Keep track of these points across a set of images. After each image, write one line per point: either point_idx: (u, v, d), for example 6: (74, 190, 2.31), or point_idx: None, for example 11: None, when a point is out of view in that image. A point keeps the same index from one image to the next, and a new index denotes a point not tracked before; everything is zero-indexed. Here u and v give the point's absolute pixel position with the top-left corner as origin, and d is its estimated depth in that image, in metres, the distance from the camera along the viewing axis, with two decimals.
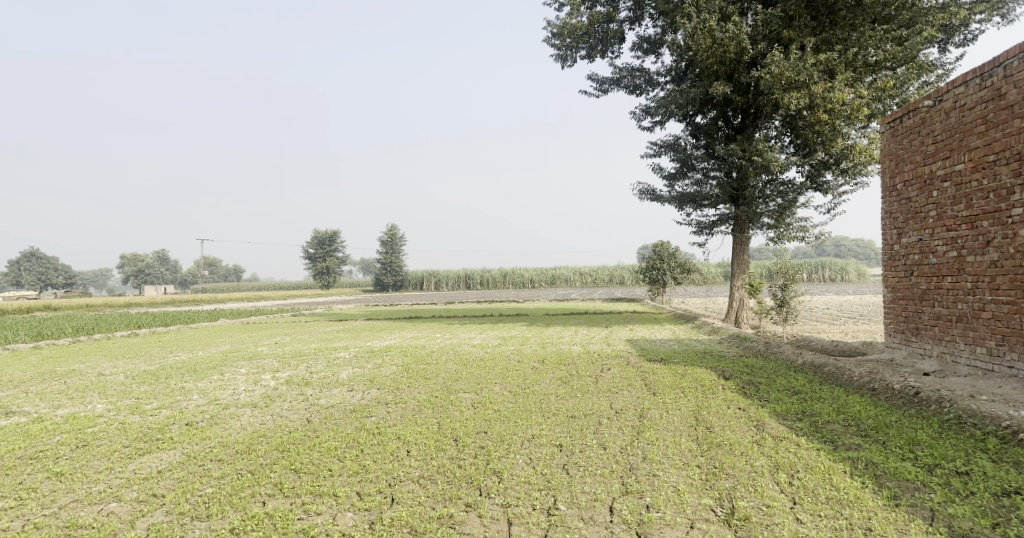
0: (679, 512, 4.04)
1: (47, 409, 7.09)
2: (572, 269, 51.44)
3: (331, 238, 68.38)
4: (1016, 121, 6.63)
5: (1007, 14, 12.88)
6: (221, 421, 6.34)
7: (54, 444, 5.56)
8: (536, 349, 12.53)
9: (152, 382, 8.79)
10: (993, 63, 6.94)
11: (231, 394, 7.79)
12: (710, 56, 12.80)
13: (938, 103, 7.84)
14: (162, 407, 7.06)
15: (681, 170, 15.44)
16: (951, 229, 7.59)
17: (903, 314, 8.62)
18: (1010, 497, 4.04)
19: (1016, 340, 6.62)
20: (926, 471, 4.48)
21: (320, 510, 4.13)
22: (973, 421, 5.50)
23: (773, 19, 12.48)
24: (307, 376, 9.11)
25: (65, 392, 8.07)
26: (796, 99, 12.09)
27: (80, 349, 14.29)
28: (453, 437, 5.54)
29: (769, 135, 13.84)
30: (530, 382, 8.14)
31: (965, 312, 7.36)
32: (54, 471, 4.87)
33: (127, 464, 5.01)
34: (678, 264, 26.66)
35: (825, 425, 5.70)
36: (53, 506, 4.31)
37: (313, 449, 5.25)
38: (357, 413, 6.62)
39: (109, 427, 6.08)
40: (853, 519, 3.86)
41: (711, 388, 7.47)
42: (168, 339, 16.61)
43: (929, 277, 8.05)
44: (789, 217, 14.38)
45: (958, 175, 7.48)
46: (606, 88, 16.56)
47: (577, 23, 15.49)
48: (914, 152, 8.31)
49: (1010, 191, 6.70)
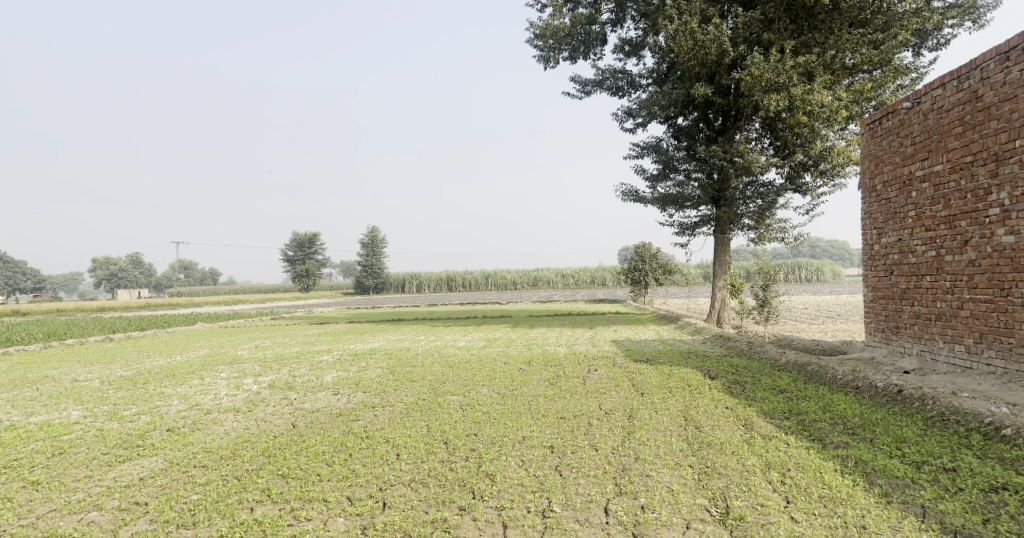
0: (674, 512, 4.03)
1: (20, 416, 6.86)
2: (555, 270, 51.61)
3: (312, 241, 67.78)
4: (993, 122, 6.80)
5: (978, 19, 13.25)
6: (204, 427, 6.18)
7: (29, 452, 5.35)
8: (521, 350, 12.49)
9: (130, 387, 8.56)
10: (970, 66, 7.11)
11: (213, 399, 7.61)
12: (692, 58, 12.92)
13: (916, 105, 8.00)
14: (142, 412, 6.88)
15: (663, 172, 15.55)
16: (930, 229, 7.75)
17: (883, 313, 8.77)
18: (998, 493, 4.11)
19: (994, 337, 6.78)
20: (915, 468, 4.54)
21: (310, 516, 4.03)
22: (957, 418, 5.60)
23: (753, 21, 12.66)
24: (290, 380, 8.95)
25: (38, 398, 7.81)
26: (776, 101, 12.27)
27: (52, 354, 13.87)
28: (443, 440, 5.47)
29: (750, 136, 14.03)
30: (518, 384, 8.11)
31: (944, 311, 7.51)
32: (30, 479, 4.68)
33: (107, 472, 4.84)
34: (659, 265, 26.86)
35: (812, 423, 5.75)
36: (29, 516, 4.14)
37: (301, 453, 5.14)
38: (344, 417, 6.51)
39: (87, 434, 5.88)
40: (847, 517, 3.89)
41: (698, 387, 7.51)
42: (144, 343, 16.21)
43: (908, 276, 8.20)
44: (769, 218, 14.60)
45: (936, 176, 7.64)
46: (588, 90, 16.65)
47: (560, 24, 15.53)
48: (893, 153, 8.47)
49: (987, 192, 6.86)
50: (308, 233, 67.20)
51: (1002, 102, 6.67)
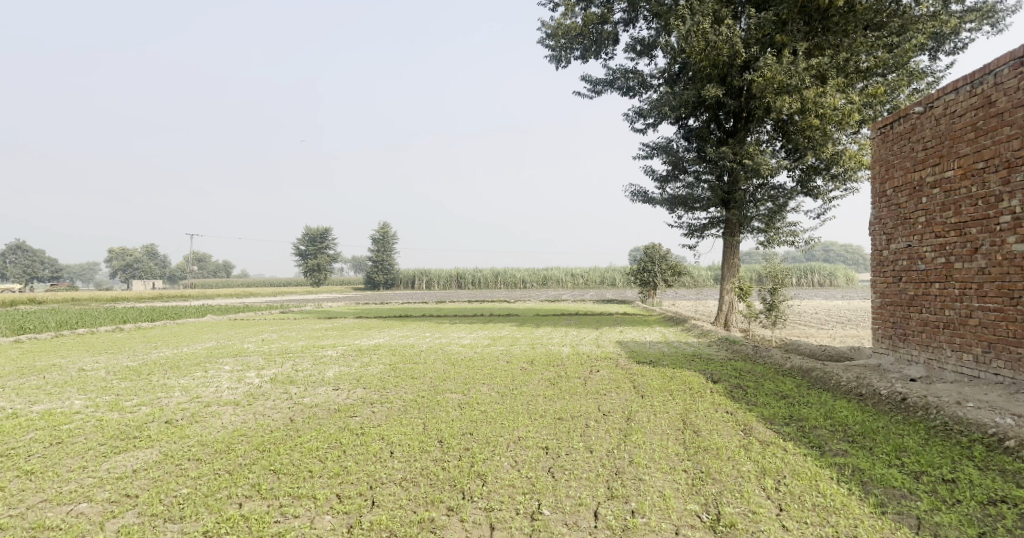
0: (664, 517, 3.98)
1: (24, 405, 6.93)
2: (564, 270, 51.50)
3: (322, 236, 68.09)
4: (1005, 129, 6.65)
5: (997, 24, 12.99)
6: (202, 420, 6.21)
7: (28, 441, 5.41)
8: (525, 349, 12.46)
9: (134, 378, 8.63)
10: (984, 70, 6.95)
11: (213, 392, 7.64)
12: (704, 59, 12.78)
13: (928, 109, 7.86)
14: (143, 404, 6.92)
15: (673, 173, 15.46)
16: (939, 235, 7.61)
17: (891, 320, 8.63)
18: (996, 506, 4.02)
19: (1003, 346, 6.64)
20: (913, 478, 4.46)
21: (297, 513, 4.03)
22: (959, 428, 5.49)
23: (766, 22, 12.49)
24: (292, 374, 8.98)
25: (43, 387, 7.91)
26: (787, 104, 12.11)
27: (62, 343, 14.03)
28: (438, 439, 5.46)
29: (761, 139, 13.88)
30: (518, 383, 8.08)
31: (953, 318, 7.37)
32: (25, 468, 4.73)
33: (101, 463, 4.87)
34: (669, 266, 26.68)
35: (812, 430, 5.67)
36: (20, 506, 4.18)
37: (295, 449, 5.15)
38: (341, 412, 6.53)
39: (86, 424, 5.93)
40: (839, 527, 3.82)
41: (699, 391, 7.43)
42: (152, 334, 16.40)
43: (917, 283, 8.06)
44: (779, 222, 14.45)
45: (947, 182, 7.49)
46: (599, 89, 16.57)
47: (571, 24, 15.46)
48: (904, 158, 8.33)
49: (998, 199, 6.72)
50: (320, 227, 67.58)
51: (1016, 108, 6.51)
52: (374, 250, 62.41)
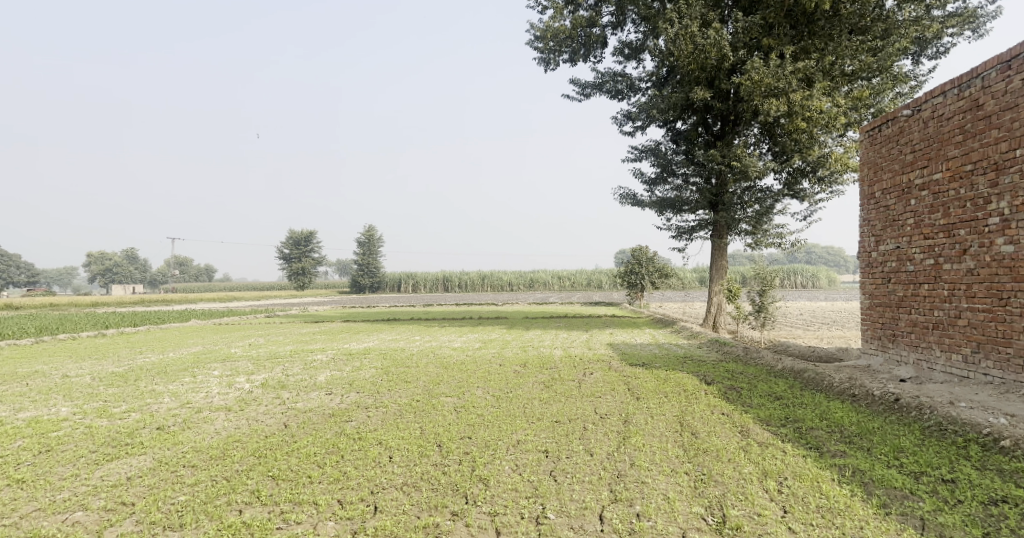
0: (670, 521, 3.98)
1: (8, 412, 6.74)
2: (552, 272, 51.68)
3: (309, 238, 67.42)
4: (993, 131, 6.78)
5: (978, 29, 13.26)
6: (195, 426, 6.10)
7: (16, 449, 5.26)
8: (517, 352, 12.44)
9: (121, 384, 8.44)
10: (971, 74, 7.08)
11: (204, 398, 7.51)
12: (692, 62, 12.86)
13: (916, 113, 7.99)
14: (132, 410, 6.77)
15: (661, 175, 15.56)
16: (928, 237, 7.73)
17: (880, 321, 8.75)
18: (997, 506, 4.08)
19: (992, 346, 6.76)
20: (913, 478, 4.51)
21: (299, 519, 3.97)
22: (954, 429, 5.55)
23: (753, 26, 12.62)
24: (283, 379, 8.86)
25: (27, 394, 7.70)
26: (774, 106, 12.24)
27: (43, 349, 13.71)
28: (437, 443, 5.41)
29: (748, 141, 14.00)
30: (512, 386, 8.05)
31: (942, 319, 7.49)
32: (15, 477, 4.59)
33: (93, 471, 4.75)
34: (656, 269, 26.84)
35: (809, 431, 5.71)
36: (13, 515, 4.06)
37: (291, 454, 5.07)
38: (336, 417, 6.44)
39: (75, 431, 5.79)
40: (845, 528, 3.86)
41: (694, 392, 7.48)
42: (137, 339, 16.14)
43: (906, 284, 8.17)
44: (766, 224, 14.59)
45: (935, 184, 7.61)
46: (588, 92, 16.64)
47: (560, 26, 15.51)
48: (892, 160, 8.46)
49: (987, 201, 6.84)
50: (307, 231, 67.18)
51: (1004, 111, 6.64)
52: (360, 253, 62.00)
